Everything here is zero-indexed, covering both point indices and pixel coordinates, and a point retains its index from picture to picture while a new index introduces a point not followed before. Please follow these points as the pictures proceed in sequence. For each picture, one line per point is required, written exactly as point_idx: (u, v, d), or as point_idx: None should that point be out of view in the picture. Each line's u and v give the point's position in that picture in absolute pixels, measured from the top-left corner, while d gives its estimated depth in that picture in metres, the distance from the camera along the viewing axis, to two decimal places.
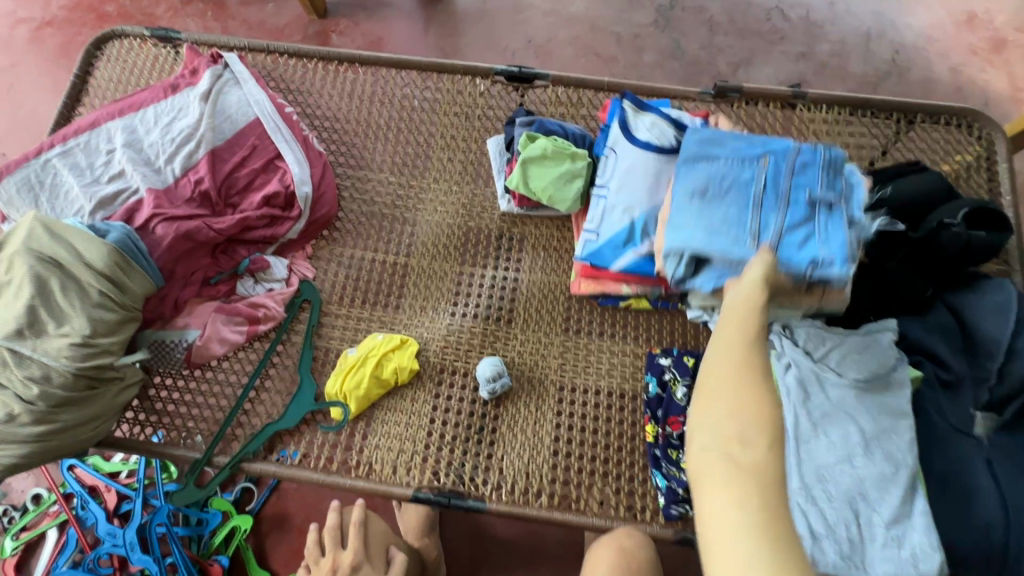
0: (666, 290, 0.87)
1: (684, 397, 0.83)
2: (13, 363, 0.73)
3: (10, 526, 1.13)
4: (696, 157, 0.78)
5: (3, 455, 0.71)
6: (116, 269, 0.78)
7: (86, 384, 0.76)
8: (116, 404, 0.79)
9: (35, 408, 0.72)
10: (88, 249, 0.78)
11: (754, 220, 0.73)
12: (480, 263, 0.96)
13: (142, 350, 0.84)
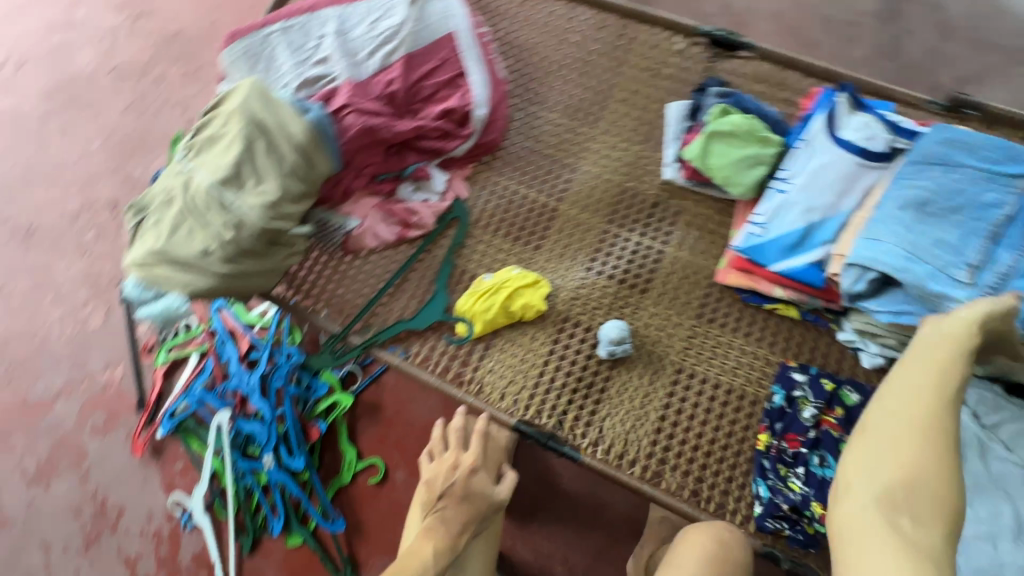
0: (825, 305, 0.81)
1: (810, 418, 0.78)
2: (216, 206, 0.83)
3: (165, 342, 1.32)
4: (932, 159, 0.74)
5: (194, 280, 0.82)
6: (310, 145, 0.85)
7: (267, 241, 0.85)
8: (284, 265, 0.88)
9: (226, 249, 0.82)
10: (290, 122, 0.85)
11: (972, 252, 0.70)
12: (628, 226, 0.94)
13: (310, 225, 0.91)
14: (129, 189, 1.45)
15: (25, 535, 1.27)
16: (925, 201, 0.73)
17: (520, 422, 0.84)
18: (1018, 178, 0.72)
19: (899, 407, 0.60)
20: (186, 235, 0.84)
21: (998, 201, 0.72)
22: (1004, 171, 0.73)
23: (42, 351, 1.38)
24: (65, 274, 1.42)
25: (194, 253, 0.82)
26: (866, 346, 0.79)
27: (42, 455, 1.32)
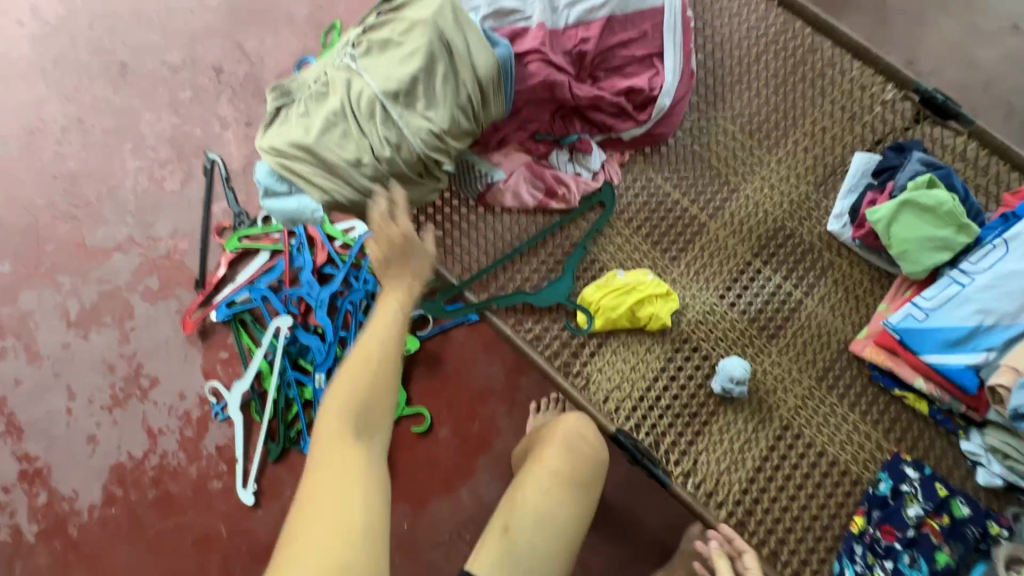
0: (965, 411, 0.77)
1: (913, 518, 0.76)
2: (379, 119, 0.77)
3: (238, 229, 1.26)
4: None
5: (338, 190, 0.78)
6: (491, 84, 0.78)
7: (419, 170, 0.80)
8: (424, 198, 0.84)
9: (380, 167, 0.77)
10: (478, 51, 0.77)
11: None
12: (773, 266, 0.89)
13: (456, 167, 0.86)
14: (237, 58, 1.36)
15: (54, 377, 1.25)
16: None
17: (618, 431, 0.82)
18: None
19: None
20: (338, 140, 0.78)
21: None
22: None
23: (110, 198, 1.32)
24: (151, 127, 1.35)
25: (344, 160, 0.77)
26: (989, 463, 0.76)
27: (88, 303, 1.28)
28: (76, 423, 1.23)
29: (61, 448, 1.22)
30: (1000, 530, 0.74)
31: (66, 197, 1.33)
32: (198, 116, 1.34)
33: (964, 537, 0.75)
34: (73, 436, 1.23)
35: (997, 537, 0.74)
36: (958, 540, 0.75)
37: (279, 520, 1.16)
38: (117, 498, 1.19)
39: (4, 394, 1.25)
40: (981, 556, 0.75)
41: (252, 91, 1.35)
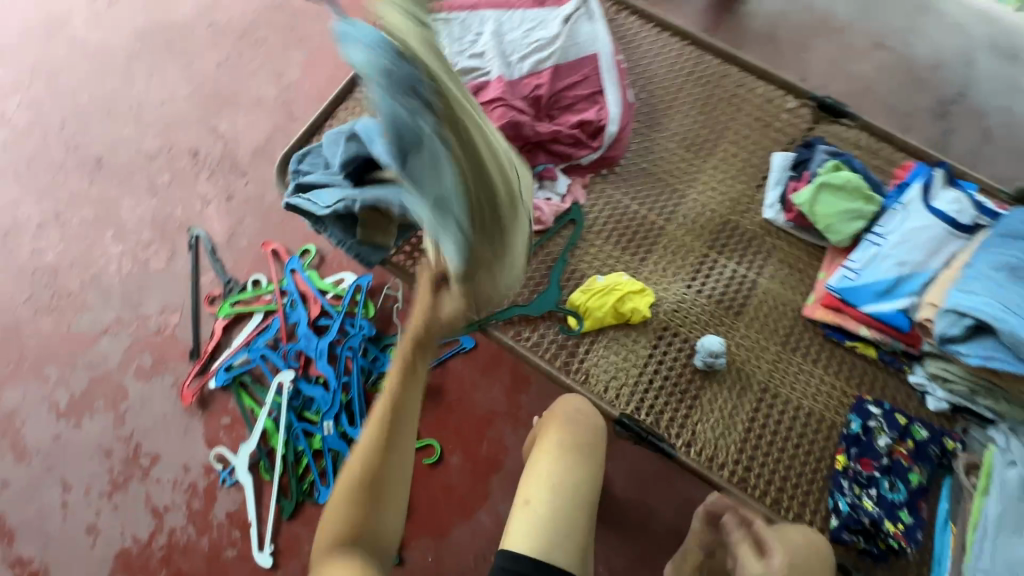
0: (905, 349, 0.91)
1: (884, 446, 0.87)
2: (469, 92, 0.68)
3: (230, 296, 1.31)
4: (1015, 236, 0.83)
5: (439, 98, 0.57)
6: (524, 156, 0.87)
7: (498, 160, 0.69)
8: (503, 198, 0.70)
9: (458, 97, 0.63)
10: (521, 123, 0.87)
11: None
12: (727, 255, 1.03)
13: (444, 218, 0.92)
14: (211, 140, 1.45)
15: (46, 471, 1.22)
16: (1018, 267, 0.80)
17: (622, 416, 0.90)
18: None
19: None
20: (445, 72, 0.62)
21: None
22: None
23: (94, 285, 1.35)
24: (131, 212, 1.40)
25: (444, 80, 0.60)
26: (933, 391, 0.89)
27: (78, 390, 1.27)
28: (74, 515, 1.19)
29: (59, 544, 1.18)
30: (956, 444, 0.86)
31: (49, 289, 1.35)
32: (179, 197, 1.41)
33: (928, 457, 0.86)
34: (71, 530, 1.19)
35: (954, 451, 0.86)
36: (923, 461, 0.86)
37: None
38: None
39: None
40: (945, 471, 0.86)
41: (229, 168, 1.43)
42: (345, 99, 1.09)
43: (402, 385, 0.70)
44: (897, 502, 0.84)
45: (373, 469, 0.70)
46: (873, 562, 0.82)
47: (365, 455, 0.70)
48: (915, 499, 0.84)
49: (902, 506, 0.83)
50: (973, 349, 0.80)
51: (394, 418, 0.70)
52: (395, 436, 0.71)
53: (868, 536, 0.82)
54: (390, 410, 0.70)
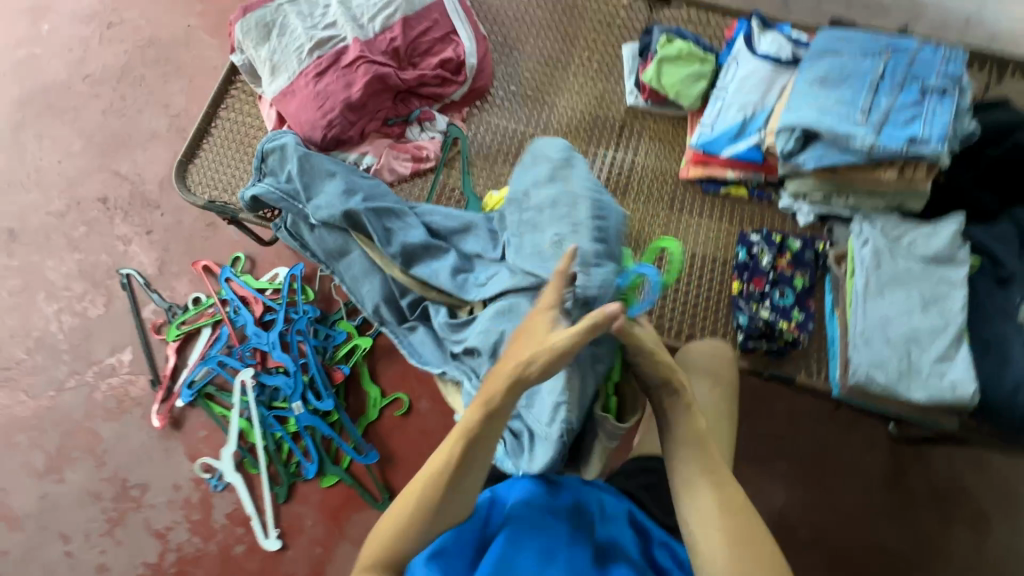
0: (766, 179, 1.03)
1: (768, 264, 0.98)
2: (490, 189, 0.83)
3: (174, 319, 1.36)
4: (821, 53, 0.94)
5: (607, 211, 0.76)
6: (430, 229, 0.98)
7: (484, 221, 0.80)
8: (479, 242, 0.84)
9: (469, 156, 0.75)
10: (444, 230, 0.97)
11: (866, 101, 0.88)
12: (603, 146, 1.13)
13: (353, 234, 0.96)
14: (117, 184, 1.49)
15: (42, 530, 1.25)
16: (827, 76, 0.92)
17: None
18: (884, 51, 0.91)
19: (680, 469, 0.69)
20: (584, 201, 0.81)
21: (874, 67, 0.90)
22: (878, 47, 0.91)
23: (40, 347, 1.37)
24: (57, 272, 1.43)
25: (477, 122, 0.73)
26: (801, 208, 1.01)
27: (51, 447, 1.30)
28: (81, 561, 1.23)
29: None
30: (825, 245, 0.99)
31: None
32: (100, 244, 1.45)
33: (806, 262, 0.98)
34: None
35: (825, 251, 0.99)
36: (803, 266, 0.98)
37: (310, 551, 1.21)
38: None
39: None
40: (823, 270, 0.99)
41: (141, 205, 1.48)
42: (224, 96, 1.15)
43: (480, 429, 0.65)
44: (787, 305, 0.95)
45: (434, 503, 0.62)
46: (776, 359, 0.94)
47: (430, 488, 0.63)
48: (804, 299, 0.96)
49: (792, 307, 0.95)
50: (808, 156, 0.92)
51: (466, 462, 0.64)
52: (467, 473, 0.64)
53: (767, 337, 0.94)
54: (461, 441, 0.65)
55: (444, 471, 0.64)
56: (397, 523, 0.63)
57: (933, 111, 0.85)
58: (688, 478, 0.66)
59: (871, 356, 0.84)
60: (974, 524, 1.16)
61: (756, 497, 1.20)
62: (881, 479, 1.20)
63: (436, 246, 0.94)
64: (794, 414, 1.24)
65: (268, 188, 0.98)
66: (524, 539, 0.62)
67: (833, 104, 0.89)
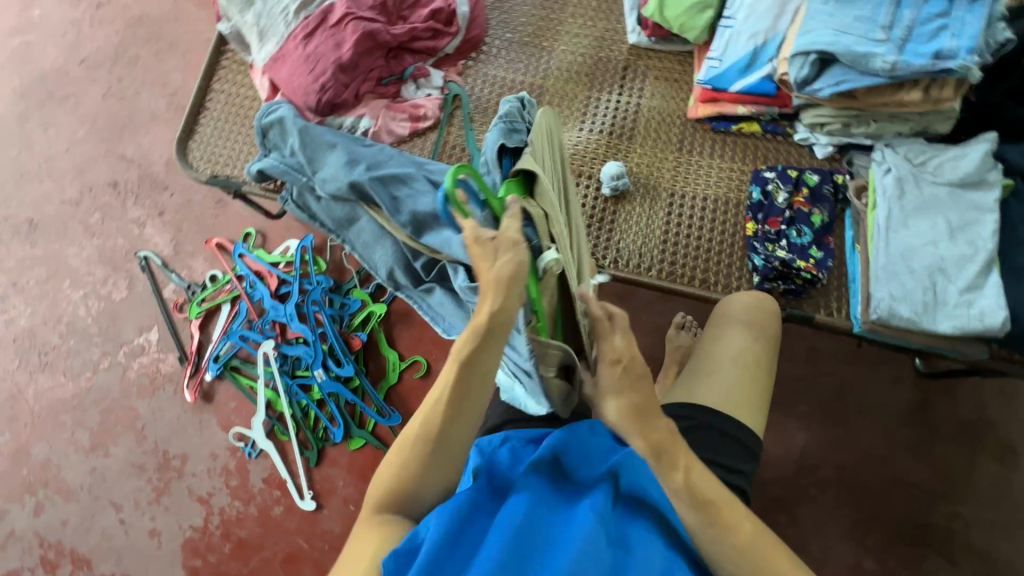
0: (780, 111, 0.98)
1: (784, 202, 0.94)
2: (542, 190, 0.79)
3: (194, 297, 1.39)
4: None
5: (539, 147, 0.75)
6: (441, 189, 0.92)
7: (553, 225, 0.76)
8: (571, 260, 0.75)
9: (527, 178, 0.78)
10: None
11: (886, 16, 0.82)
12: (607, 89, 1.08)
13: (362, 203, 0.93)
14: (125, 168, 1.51)
15: (95, 500, 1.33)
16: None
17: None
18: None
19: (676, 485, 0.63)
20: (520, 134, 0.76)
21: None
22: None
23: (72, 332, 1.43)
24: (79, 258, 1.47)
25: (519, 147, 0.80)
26: (818, 140, 0.96)
27: (94, 425, 1.37)
28: (133, 527, 1.30)
29: (129, 555, 1.29)
30: (845, 177, 0.94)
31: (33, 350, 1.43)
32: (116, 228, 1.48)
33: (824, 197, 0.94)
34: (135, 540, 1.30)
35: (845, 183, 0.94)
36: (821, 202, 0.94)
37: (343, 510, 1.26)
38: (199, 568, 1.27)
39: (56, 538, 1.31)
40: (843, 205, 0.94)
41: (151, 187, 1.49)
42: (215, 69, 1.14)
43: (473, 353, 0.59)
44: (805, 243, 0.92)
45: (436, 431, 0.62)
46: (794, 299, 0.92)
47: (432, 414, 0.62)
48: (822, 236, 0.92)
49: (810, 246, 0.92)
50: (825, 82, 0.86)
51: (461, 390, 0.61)
52: (453, 425, 0.61)
53: (783, 277, 0.91)
54: (457, 365, 0.60)
55: (439, 400, 0.62)
56: (404, 455, 0.63)
57: (960, 19, 0.79)
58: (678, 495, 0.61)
59: (893, 289, 0.81)
60: (1003, 456, 1.14)
61: (778, 440, 1.19)
62: (905, 415, 1.18)
63: (445, 213, 0.86)
64: (814, 356, 1.22)
65: (273, 162, 0.97)
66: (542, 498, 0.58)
67: (849, 23, 0.83)
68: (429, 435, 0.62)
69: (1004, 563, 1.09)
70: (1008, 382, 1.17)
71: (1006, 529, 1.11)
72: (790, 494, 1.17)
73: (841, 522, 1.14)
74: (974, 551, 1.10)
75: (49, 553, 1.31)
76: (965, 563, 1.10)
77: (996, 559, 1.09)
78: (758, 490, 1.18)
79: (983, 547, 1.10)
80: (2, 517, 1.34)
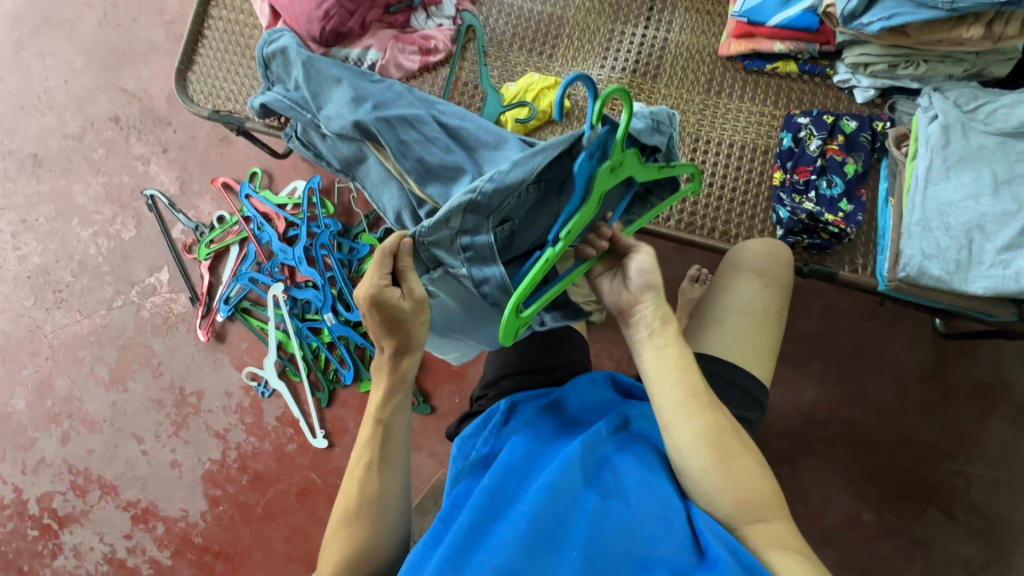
0: (821, 49, 0.90)
1: (817, 150, 0.88)
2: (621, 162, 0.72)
3: (203, 238, 1.38)
4: None
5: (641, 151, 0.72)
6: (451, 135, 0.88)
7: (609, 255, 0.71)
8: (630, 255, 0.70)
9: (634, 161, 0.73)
10: (465, 142, 0.88)
11: None
12: (631, 22, 1.00)
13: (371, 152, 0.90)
14: (126, 102, 1.46)
15: (118, 432, 1.38)
16: None
17: None
18: None
19: (730, 453, 0.61)
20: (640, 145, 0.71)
21: None
22: None
23: (85, 270, 1.43)
24: (86, 196, 1.45)
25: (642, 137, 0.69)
26: (859, 82, 0.89)
27: (113, 361, 1.40)
28: (155, 458, 1.36)
29: (153, 483, 1.35)
30: (885, 124, 0.88)
31: (48, 287, 1.44)
32: (121, 165, 1.45)
33: (860, 145, 0.88)
34: (157, 470, 1.35)
35: (884, 131, 0.87)
36: (857, 150, 0.88)
37: (355, 448, 1.30)
38: (219, 497, 1.32)
39: (84, 466, 1.38)
40: (880, 154, 0.88)
41: (153, 122, 1.45)
42: None
43: (393, 409, 0.71)
44: (835, 196, 0.86)
45: (370, 478, 0.70)
46: (817, 254, 0.87)
47: (362, 474, 0.70)
48: (854, 188, 0.87)
49: (840, 199, 0.86)
50: (873, 15, 0.79)
51: (385, 439, 0.71)
52: (376, 465, 0.70)
53: (809, 231, 0.87)
54: (378, 425, 0.71)
55: (371, 457, 0.70)
56: (342, 507, 0.70)
57: None
58: (725, 464, 0.61)
59: (925, 246, 0.77)
60: (1015, 418, 1.13)
61: (786, 395, 1.19)
62: (919, 374, 1.16)
63: (455, 164, 0.84)
64: (831, 313, 1.20)
65: (276, 97, 0.92)
66: (526, 456, 0.64)
67: None
68: (358, 495, 0.69)
69: (1003, 520, 1.10)
70: None
71: (1010, 487, 1.11)
72: (795, 447, 1.18)
73: (843, 475, 1.15)
74: (973, 507, 1.11)
75: (78, 479, 1.37)
76: (964, 519, 1.11)
77: (996, 517, 1.11)
78: (763, 443, 1.19)
79: (983, 505, 1.11)
80: (31, 445, 1.40)
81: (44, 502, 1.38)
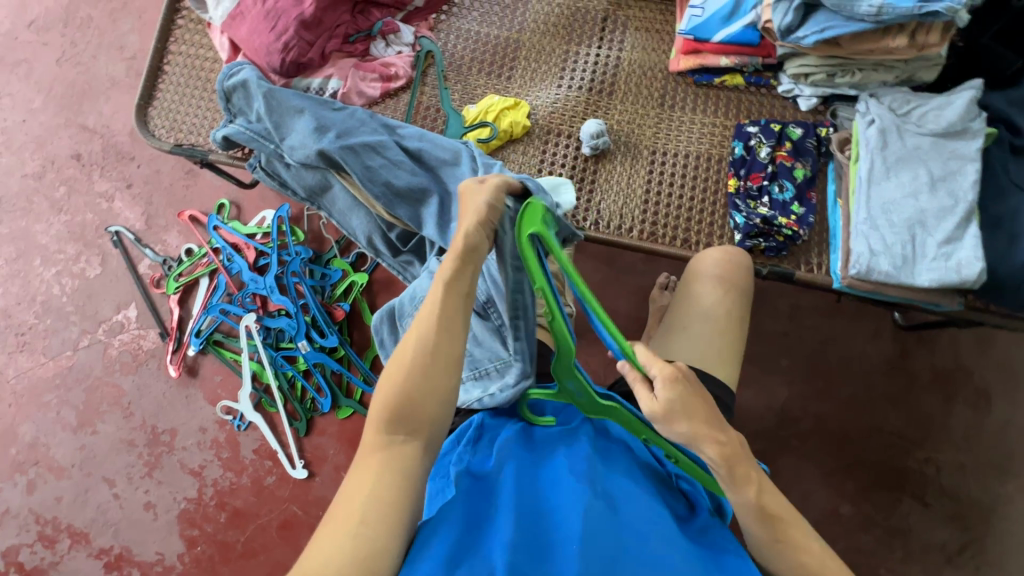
0: (763, 62, 0.95)
1: (767, 156, 0.92)
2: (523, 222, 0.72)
3: (171, 272, 1.36)
4: None
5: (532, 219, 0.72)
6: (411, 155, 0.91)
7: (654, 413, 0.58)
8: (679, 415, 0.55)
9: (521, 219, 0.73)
10: (425, 159, 0.90)
11: None
12: (585, 43, 1.04)
13: (336, 181, 0.92)
14: (87, 139, 1.45)
15: (87, 476, 1.33)
16: None
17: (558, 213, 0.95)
18: None
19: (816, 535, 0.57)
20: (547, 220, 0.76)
21: None
22: None
23: (48, 311, 1.40)
24: (47, 235, 1.42)
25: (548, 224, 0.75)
26: (802, 91, 0.94)
27: (80, 403, 1.36)
28: (128, 501, 1.31)
29: (126, 528, 1.30)
30: (828, 130, 0.92)
31: (10, 331, 1.40)
32: (84, 203, 1.43)
33: (807, 151, 0.92)
34: (130, 513, 1.31)
35: (828, 136, 0.92)
36: (804, 155, 0.92)
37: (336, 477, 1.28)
38: (196, 537, 1.28)
39: (52, 514, 1.32)
40: (825, 158, 0.93)
41: (116, 158, 1.44)
42: (171, 29, 1.08)
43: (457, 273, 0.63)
44: (787, 200, 0.90)
45: (430, 348, 0.59)
46: (775, 256, 0.90)
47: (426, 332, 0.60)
48: (804, 191, 0.91)
49: (792, 202, 0.90)
50: (807, 29, 0.84)
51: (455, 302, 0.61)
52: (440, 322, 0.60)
53: (765, 235, 0.90)
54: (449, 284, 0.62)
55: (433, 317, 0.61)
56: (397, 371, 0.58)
57: None
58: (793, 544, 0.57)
59: (872, 243, 0.80)
60: (976, 402, 1.17)
61: (759, 394, 1.22)
62: (883, 365, 1.20)
63: (420, 186, 0.87)
64: (796, 312, 1.24)
65: (238, 129, 0.93)
66: (518, 466, 0.63)
67: None
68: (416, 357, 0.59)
69: (972, 502, 1.14)
70: (983, 329, 1.19)
71: (976, 470, 1.15)
72: (771, 445, 1.20)
73: (819, 469, 1.18)
74: (944, 492, 1.15)
75: (46, 529, 1.32)
76: (936, 505, 1.14)
77: (965, 500, 1.14)
78: None
79: (953, 489, 1.15)
80: None
81: (10, 556, 1.32)
